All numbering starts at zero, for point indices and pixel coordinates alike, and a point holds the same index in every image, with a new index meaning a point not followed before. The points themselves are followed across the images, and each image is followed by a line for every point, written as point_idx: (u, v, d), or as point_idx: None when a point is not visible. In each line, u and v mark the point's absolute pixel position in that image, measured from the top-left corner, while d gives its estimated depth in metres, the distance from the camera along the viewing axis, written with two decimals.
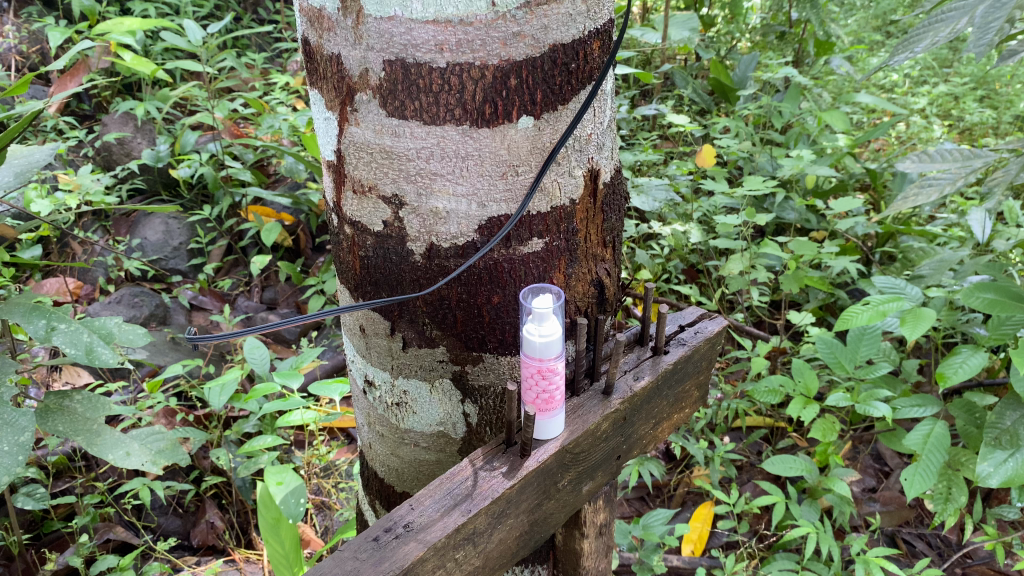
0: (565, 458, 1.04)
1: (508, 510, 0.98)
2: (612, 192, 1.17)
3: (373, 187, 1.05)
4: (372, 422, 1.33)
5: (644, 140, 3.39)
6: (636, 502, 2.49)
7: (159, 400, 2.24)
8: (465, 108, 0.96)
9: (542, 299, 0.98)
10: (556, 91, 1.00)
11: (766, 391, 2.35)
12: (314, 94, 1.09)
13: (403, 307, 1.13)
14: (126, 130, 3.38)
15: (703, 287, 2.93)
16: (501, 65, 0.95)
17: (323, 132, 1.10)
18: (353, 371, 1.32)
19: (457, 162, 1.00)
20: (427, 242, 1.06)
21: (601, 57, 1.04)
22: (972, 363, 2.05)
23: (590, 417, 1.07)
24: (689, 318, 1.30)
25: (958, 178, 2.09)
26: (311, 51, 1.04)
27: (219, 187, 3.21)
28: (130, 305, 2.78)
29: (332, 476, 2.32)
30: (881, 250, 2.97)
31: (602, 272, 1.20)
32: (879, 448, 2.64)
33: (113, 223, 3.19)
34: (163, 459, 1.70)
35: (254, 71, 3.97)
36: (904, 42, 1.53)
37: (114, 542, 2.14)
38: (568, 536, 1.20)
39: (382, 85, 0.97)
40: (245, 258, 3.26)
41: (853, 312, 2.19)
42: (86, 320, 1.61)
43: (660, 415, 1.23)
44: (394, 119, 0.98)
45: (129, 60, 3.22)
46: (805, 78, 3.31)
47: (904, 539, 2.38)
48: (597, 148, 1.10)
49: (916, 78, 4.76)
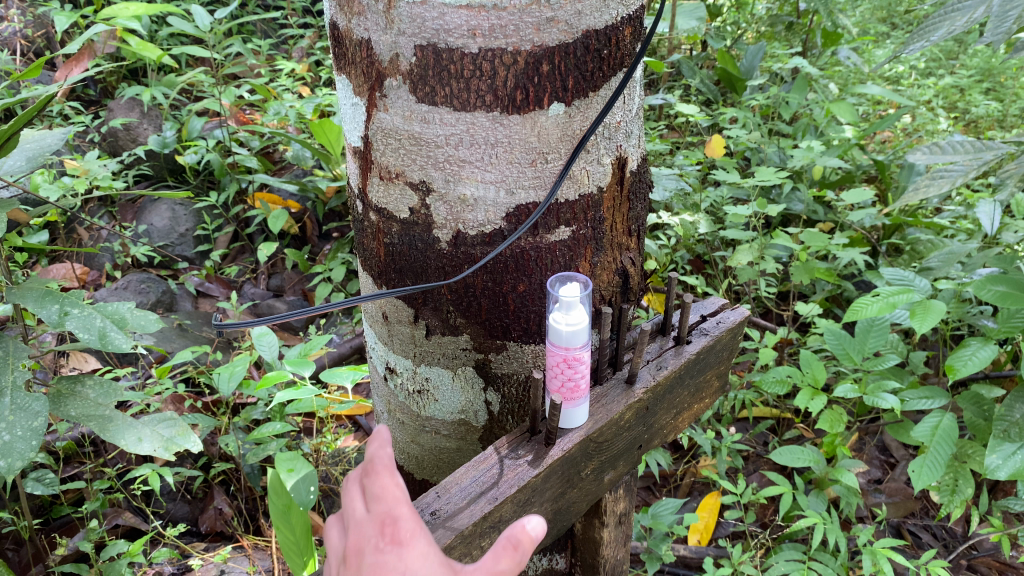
0: (588, 447, 1.04)
1: (533, 498, 0.98)
2: (638, 181, 1.17)
3: (401, 173, 1.05)
4: (391, 409, 1.33)
5: (651, 130, 3.39)
6: (643, 491, 2.50)
7: (167, 386, 2.23)
8: (496, 95, 0.96)
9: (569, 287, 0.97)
10: (588, 77, 0.99)
11: (773, 382, 2.35)
12: (341, 80, 1.08)
13: (427, 295, 1.12)
14: (132, 115, 3.37)
15: (710, 277, 2.93)
16: (534, 51, 0.94)
17: (350, 117, 1.09)
18: (374, 358, 1.32)
19: (487, 149, 0.99)
20: (454, 230, 1.06)
21: (633, 44, 1.04)
22: (982, 355, 2.04)
23: (614, 406, 1.07)
24: (712, 308, 1.29)
25: (969, 170, 2.08)
26: (340, 36, 1.03)
27: (226, 173, 3.20)
28: (137, 291, 2.78)
29: (339, 464, 2.32)
30: (887, 241, 2.96)
31: (626, 262, 1.20)
32: (885, 440, 2.64)
33: (119, 209, 3.20)
34: (175, 445, 1.67)
35: (259, 57, 3.96)
36: (919, 31, 1.51)
37: (122, 528, 2.14)
38: (587, 525, 1.20)
39: (413, 71, 0.96)
40: (251, 245, 3.25)
41: (863, 303, 2.18)
42: (99, 305, 1.60)
43: (681, 404, 1.23)
44: (424, 105, 0.98)
45: (135, 45, 3.20)
46: (813, 69, 3.30)
47: (909, 531, 2.38)
48: (625, 136, 1.09)
49: (923, 70, 4.75)
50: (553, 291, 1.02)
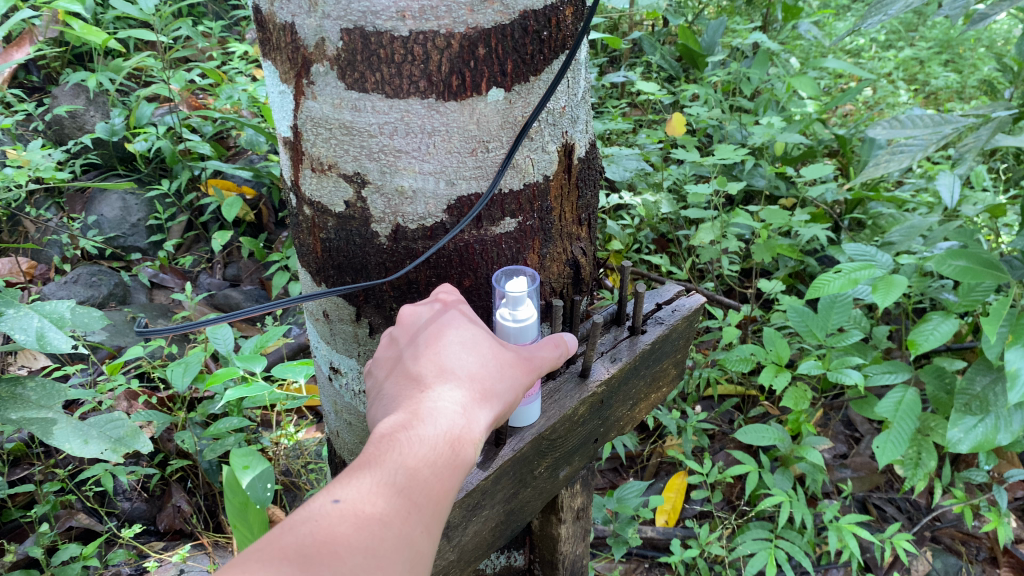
0: (541, 445, 1.01)
1: (483, 502, 0.95)
2: (588, 167, 1.14)
3: (333, 165, 1.00)
4: (338, 410, 1.28)
5: (613, 108, 3.34)
6: (610, 473, 2.48)
7: (120, 381, 2.14)
8: (430, 80, 0.91)
9: (520, 292, 0.98)
10: (527, 61, 0.96)
11: (738, 360, 2.34)
12: (267, 66, 1.02)
13: (369, 292, 1.08)
14: (77, 103, 3.26)
15: (674, 256, 2.90)
16: (469, 33, 0.90)
17: (278, 106, 1.03)
18: (318, 358, 1.27)
19: (423, 137, 0.95)
20: (393, 224, 1.02)
21: (574, 24, 1.00)
22: (944, 329, 2.03)
23: (567, 402, 1.04)
24: (667, 296, 1.27)
25: (929, 144, 2.06)
26: (263, 19, 0.96)
27: (178, 160, 3.11)
28: (87, 285, 2.70)
29: (300, 457, 2.27)
30: (849, 216, 2.95)
31: (577, 252, 1.18)
32: (849, 414, 2.65)
33: (67, 200, 3.11)
34: (123, 446, 1.61)
35: (210, 40, 3.85)
36: (876, 4, 1.48)
37: (76, 530, 2.08)
38: (545, 522, 1.18)
39: (341, 56, 0.91)
40: (206, 234, 3.17)
41: (825, 280, 2.17)
42: (37, 304, 1.53)
43: (637, 395, 1.20)
44: (354, 93, 0.93)
45: (79, 29, 3.08)
46: (774, 44, 3.27)
47: (874, 504, 2.39)
48: (570, 122, 1.06)
49: (883, 42, 4.76)
50: (499, 286, 1.02)
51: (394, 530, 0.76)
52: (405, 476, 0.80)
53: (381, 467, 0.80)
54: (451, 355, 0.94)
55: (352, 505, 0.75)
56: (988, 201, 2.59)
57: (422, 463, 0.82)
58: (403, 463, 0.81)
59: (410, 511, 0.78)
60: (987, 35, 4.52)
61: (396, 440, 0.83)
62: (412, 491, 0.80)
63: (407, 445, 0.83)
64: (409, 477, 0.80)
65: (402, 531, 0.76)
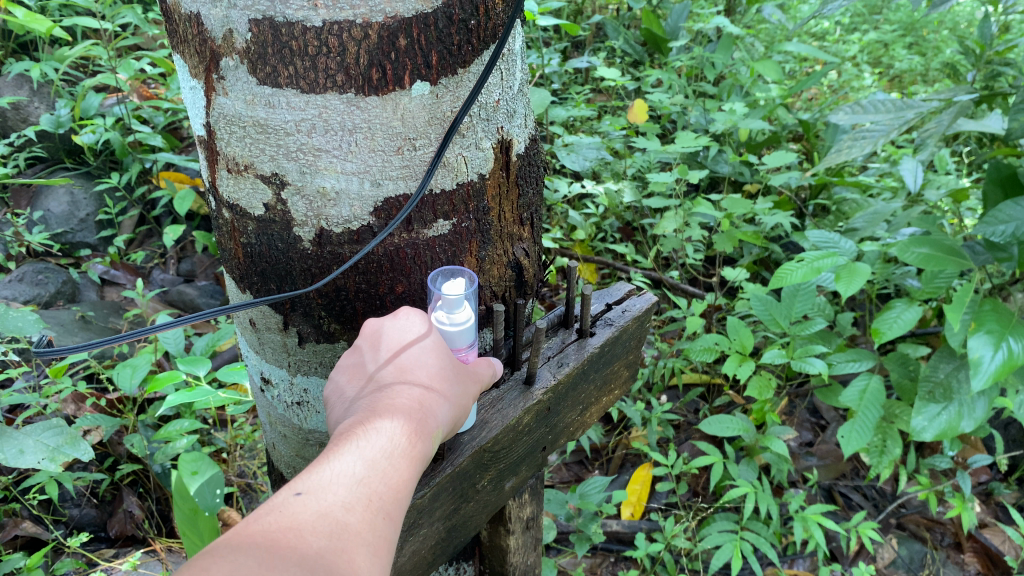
0: (483, 458, 0.96)
1: (420, 520, 0.89)
2: (527, 164, 1.09)
3: (250, 166, 0.94)
4: (273, 422, 1.23)
5: (575, 95, 3.30)
6: (575, 467, 2.45)
7: (65, 384, 2.06)
8: (347, 74, 0.86)
9: (452, 295, 0.94)
10: (454, 52, 0.90)
11: (702, 351, 2.31)
12: (177, 59, 0.96)
13: (295, 300, 1.02)
14: (21, 94, 3.16)
15: (638, 245, 2.86)
16: (388, 23, 0.84)
17: (190, 103, 0.97)
18: (249, 368, 1.21)
19: (344, 135, 0.89)
20: (316, 228, 0.96)
21: (505, 12, 0.95)
22: (907, 317, 2.01)
23: (510, 411, 0.99)
24: (617, 295, 1.23)
25: (891, 130, 2.03)
26: (168, 10, 0.90)
27: (128, 153, 3.02)
28: (33, 283, 2.61)
29: (257, 457, 2.21)
30: (814, 202, 2.93)
31: (519, 253, 1.13)
32: (815, 402, 2.63)
33: (13, 195, 3.02)
34: (62, 455, 1.54)
35: (163, 27, 3.74)
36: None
37: (22, 538, 2.00)
38: (493, 533, 1.14)
39: (250, 49, 0.85)
40: (159, 228, 3.08)
41: (788, 269, 2.14)
42: None
43: (587, 400, 1.16)
44: (266, 88, 0.87)
45: (22, 17, 2.97)
46: (737, 28, 3.23)
47: (840, 493, 2.38)
48: (506, 116, 1.01)
49: (848, 26, 4.75)
50: (435, 287, 0.97)
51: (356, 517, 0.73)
52: (366, 466, 0.77)
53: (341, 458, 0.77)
54: (410, 352, 0.91)
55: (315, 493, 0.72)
56: (951, 185, 2.57)
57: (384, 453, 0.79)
58: (364, 453, 0.78)
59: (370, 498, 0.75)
60: (950, 17, 4.52)
61: (356, 432, 0.80)
62: (374, 481, 0.77)
63: (368, 438, 0.80)
64: (370, 469, 0.77)
65: (364, 517, 0.73)
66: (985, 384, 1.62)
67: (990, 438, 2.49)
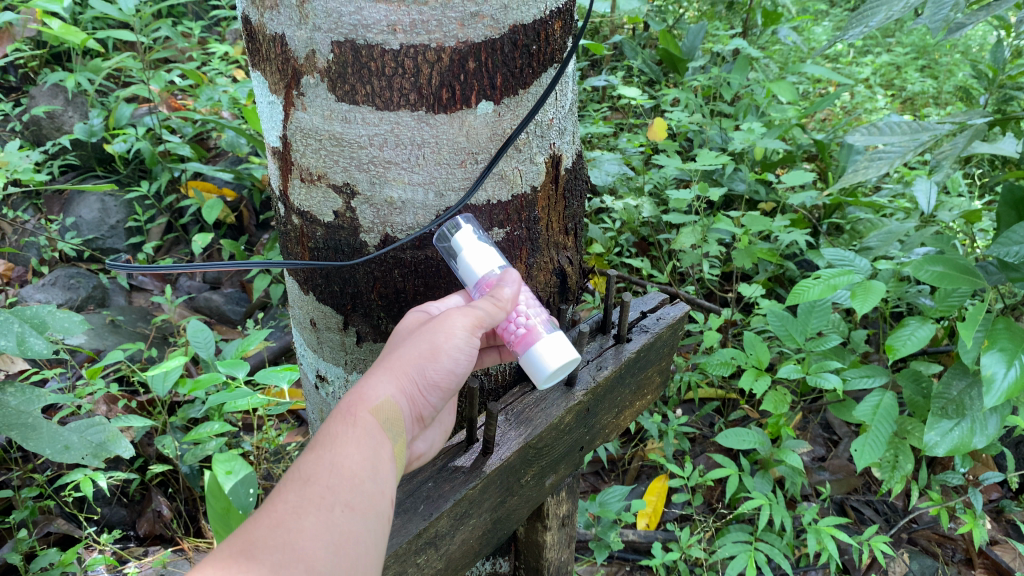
0: (529, 453, 1.15)
1: (470, 511, 1.08)
2: (573, 178, 1.25)
3: (323, 175, 1.08)
4: (325, 417, 1.38)
5: (594, 112, 3.36)
6: (592, 477, 2.49)
7: (99, 386, 2.11)
8: (420, 93, 0.99)
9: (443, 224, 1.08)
10: (516, 74, 1.05)
11: (718, 365, 2.35)
12: (257, 77, 1.10)
13: (358, 301, 1.17)
14: (56, 103, 3.24)
15: (655, 260, 2.92)
16: (459, 47, 0.98)
17: (268, 117, 1.11)
18: (305, 366, 1.37)
19: (413, 149, 1.03)
20: (381, 234, 1.10)
21: (562, 38, 1.10)
22: (921, 335, 2.05)
23: (554, 410, 1.18)
24: (651, 305, 1.42)
25: (907, 151, 2.08)
26: (252, 30, 1.05)
27: (157, 162, 3.09)
28: (65, 288, 2.67)
29: (282, 461, 2.26)
30: (828, 221, 2.98)
31: (563, 261, 1.29)
32: (828, 418, 2.67)
33: (45, 201, 3.09)
34: (105, 452, 1.62)
35: (191, 40, 3.83)
36: (857, 16, 1.48)
37: (55, 535, 2.06)
38: (532, 529, 1.34)
39: (331, 68, 0.99)
40: (186, 236, 3.14)
41: (805, 286, 2.18)
42: (17, 308, 1.52)
43: (622, 404, 1.37)
44: (344, 104, 1.01)
45: (57, 29, 3.05)
46: (754, 49, 3.29)
47: (852, 507, 2.41)
48: (558, 134, 1.17)
49: (861, 48, 4.83)
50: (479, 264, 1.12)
51: (313, 524, 0.81)
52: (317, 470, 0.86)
53: (296, 477, 0.85)
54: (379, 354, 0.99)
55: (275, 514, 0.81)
56: (964, 207, 2.62)
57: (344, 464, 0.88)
58: (322, 464, 0.87)
59: (325, 500, 0.84)
60: (963, 41, 4.58)
61: (315, 447, 0.89)
62: (332, 486, 0.85)
63: (326, 452, 0.89)
64: (328, 477, 0.86)
65: (325, 523, 0.82)
66: (998, 401, 1.67)
67: (1001, 456, 2.52)
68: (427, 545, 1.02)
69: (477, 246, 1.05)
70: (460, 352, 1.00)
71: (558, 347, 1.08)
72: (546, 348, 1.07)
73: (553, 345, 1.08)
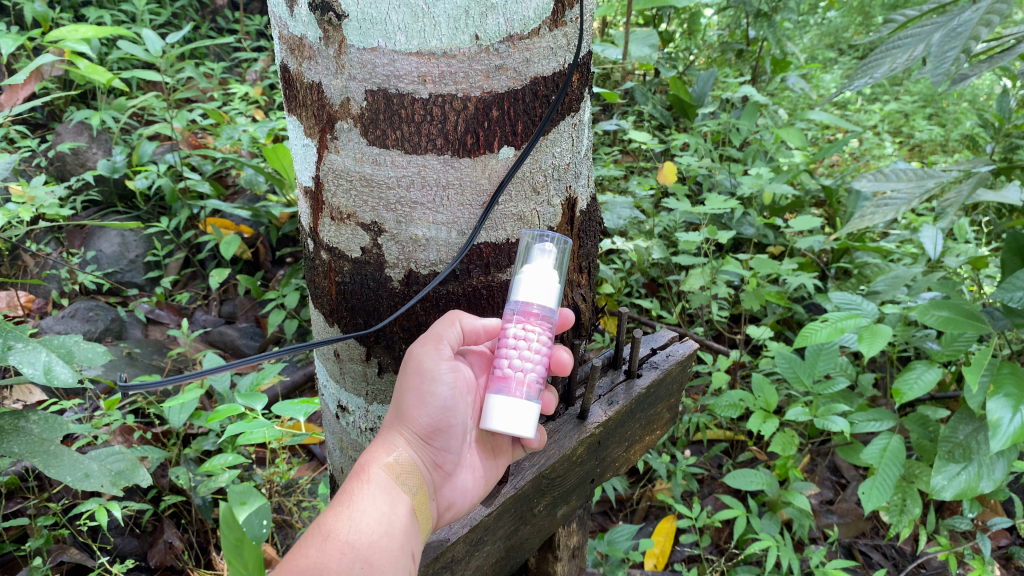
0: (541, 483, 1.23)
1: (484, 537, 1.16)
2: (588, 220, 1.31)
3: (351, 215, 1.14)
4: (344, 447, 1.42)
5: (606, 155, 3.43)
6: (600, 517, 2.49)
7: (116, 416, 2.13)
8: (446, 138, 1.05)
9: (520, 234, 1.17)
10: (537, 122, 1.10)
11: (726, 406, 2.36)
12: (293, 120, 1.17)
13: (380, 333, 1.22)
14: (80, 140, 3.33)
15: (664, 301, 2.95)
16: (484, 97, 1.04)
17: (302, 158, 1.18)
18: (326, 397, 1.41)
19: (437, 190, 1.09)
20: (406, 269, 1.15)
21: (579, 88, 1.16)
22: (928, 378, 2.06)
23: (566, 442, 1.26)
24: (661, 342, 1.50)
25: (912, 198, 2.11)
26: (291, 78, 1.12)
27: (177, 199, 3.16)
28: (84, 320, 2.73)
29: (293, 495, 2.27)
30: (836, 265, 3.01)
31: (578, 297, 1.36)
32: (836, 461, 2.67)
33: (67, 234, 3.15)
34: (123, 480, 1.63)
35: (212, 81, 3.95)
36: (862, 68, 1.53)
37: (68, 564, 2.05)
38: (542, 559, 1.42)
39: (364, 114, 1.05)
40: (203, 271, 3.21)
41: (812, 329, 2.21)
42: (45, 338, 1.56)
43: (632, 437, 1.44)
44: (375, 148, 1.07)
45: (84, 69, 3.14)
46: (762, 97, 3.37)
47: (860, 550, 2.40)
48: (574, 177, 1.23)
49: (869, 96, 4.93)
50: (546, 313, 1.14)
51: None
52: (331, 527, 0.98)
53: (319, 536, 0.97)
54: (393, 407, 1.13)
55: (300, 566, 0.93)
56: (970, 253, 2.66)
57: (361, 523, 1.00)
58: (338, 521, 0.99)
59: (345, 556, 0.95)
60: (970, 90, 4.66)
61: (333, 507, 1.01)
62: (351, 540, 0.97)
63: (346, 512, 1.01)
64: (348, 534, 0.98)
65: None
66: (1004, 445, 1.68)
67: (1009, 502, 2.52)
68: (445, 569, 1.10)
69: (531, 280, 1.12)
70: (441, 386, 1.07)
71: (513, 414, 1.09)
72: (502, 405, 1.09)
73: (511, 409, 1.09)
